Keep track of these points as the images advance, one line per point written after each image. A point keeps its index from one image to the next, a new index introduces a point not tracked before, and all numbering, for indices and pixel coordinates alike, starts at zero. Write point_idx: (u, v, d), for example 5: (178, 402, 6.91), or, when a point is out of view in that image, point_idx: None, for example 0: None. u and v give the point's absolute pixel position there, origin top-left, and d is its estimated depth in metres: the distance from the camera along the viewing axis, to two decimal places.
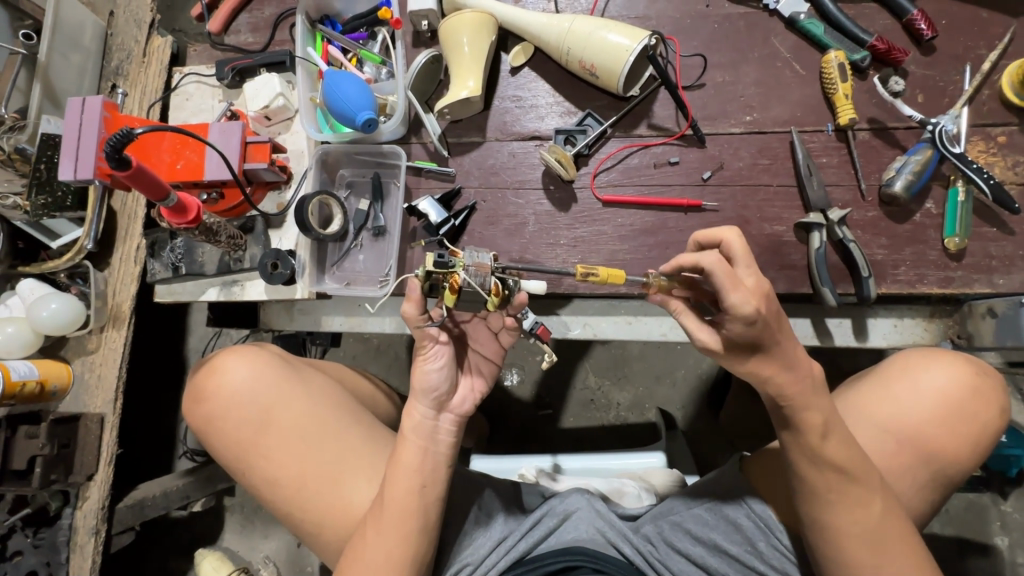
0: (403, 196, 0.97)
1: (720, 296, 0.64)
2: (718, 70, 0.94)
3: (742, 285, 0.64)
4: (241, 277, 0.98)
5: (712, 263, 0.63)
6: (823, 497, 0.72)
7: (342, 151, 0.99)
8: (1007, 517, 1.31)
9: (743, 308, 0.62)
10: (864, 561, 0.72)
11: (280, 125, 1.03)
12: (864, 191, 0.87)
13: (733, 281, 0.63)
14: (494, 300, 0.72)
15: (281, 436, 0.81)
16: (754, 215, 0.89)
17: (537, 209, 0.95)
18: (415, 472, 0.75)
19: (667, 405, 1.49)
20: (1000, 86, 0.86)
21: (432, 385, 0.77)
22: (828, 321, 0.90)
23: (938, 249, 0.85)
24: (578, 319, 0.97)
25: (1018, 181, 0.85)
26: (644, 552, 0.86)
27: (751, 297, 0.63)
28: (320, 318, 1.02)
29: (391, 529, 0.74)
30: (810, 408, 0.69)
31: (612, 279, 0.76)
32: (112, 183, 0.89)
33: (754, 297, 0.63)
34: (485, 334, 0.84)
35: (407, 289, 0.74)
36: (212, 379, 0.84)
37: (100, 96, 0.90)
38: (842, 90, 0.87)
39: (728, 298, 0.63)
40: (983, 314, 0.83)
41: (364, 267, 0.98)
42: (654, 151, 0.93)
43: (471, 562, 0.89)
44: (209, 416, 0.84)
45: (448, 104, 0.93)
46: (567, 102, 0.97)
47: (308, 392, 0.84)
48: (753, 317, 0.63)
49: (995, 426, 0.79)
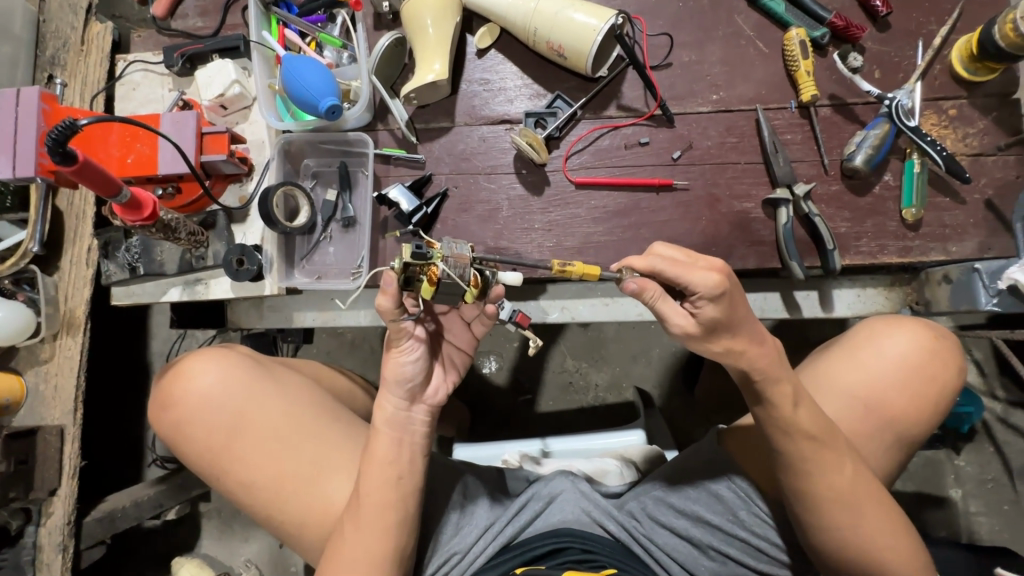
0: (372, 185, 0.94)
1: (683, 280, 0.66)
2: (684, 49, 0.94)
3: (697, 267, 0.67)
4: (204, 275, 0.94)
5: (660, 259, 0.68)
6: (797, 466, 0.75)
7: (304, 140, 0.95)
8: (960, 470, 1.40)
9: (706, 284, 0.65)
10: (836, 521, 0.75)
11: (237, 115, 0.97)
12: (827, 166, 0.90)
13: (687, 266, 0.67)
14: (472, 292, 0.70)
15: (255, 438, 0.79)
16: (723, 193, 0.91)
17: (510, 194, 0.94)
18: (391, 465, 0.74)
19: (643, 383, 1.52)
20: (950, 61, 0.89)
21: (407, 376, 0.73)
22: (795, 294, 0.92)
23: (896, 220, 0.88)
24: (556, 304, 0.97)
25: (969, 152, 0.88)
26: (629, 528, 0.90)
27: (710, 272, 0.66)
28: (291, 314, 1.00)
29: (372, 522, 0.73)
30: (774, 380, 0.72)
31: (587, 274, 0.73)
32: (57, 180, 0.84)
33: (713, 273, 0.67)
34: (458, 325, 0.81)
35: (381, 281, 0.67)
36: (178, 385, 0.80)
37: (36, 87, 0.84)
38: (804, 66, 0.88)
39: (690, 278, 0.66)
40: (940, 280, 0.86)
41: (334, 260, 0.96)
42: (624, 133, 0.93)
43: (459, 550, 0.89)
44: (177, 423, 0.80)
45: (415, 88, 0.91)
46: (536, 84, 0.96)
47: (281, 392, 0.81)
48: (718, 295, 0.66)
49: (954, 388, 0.82)
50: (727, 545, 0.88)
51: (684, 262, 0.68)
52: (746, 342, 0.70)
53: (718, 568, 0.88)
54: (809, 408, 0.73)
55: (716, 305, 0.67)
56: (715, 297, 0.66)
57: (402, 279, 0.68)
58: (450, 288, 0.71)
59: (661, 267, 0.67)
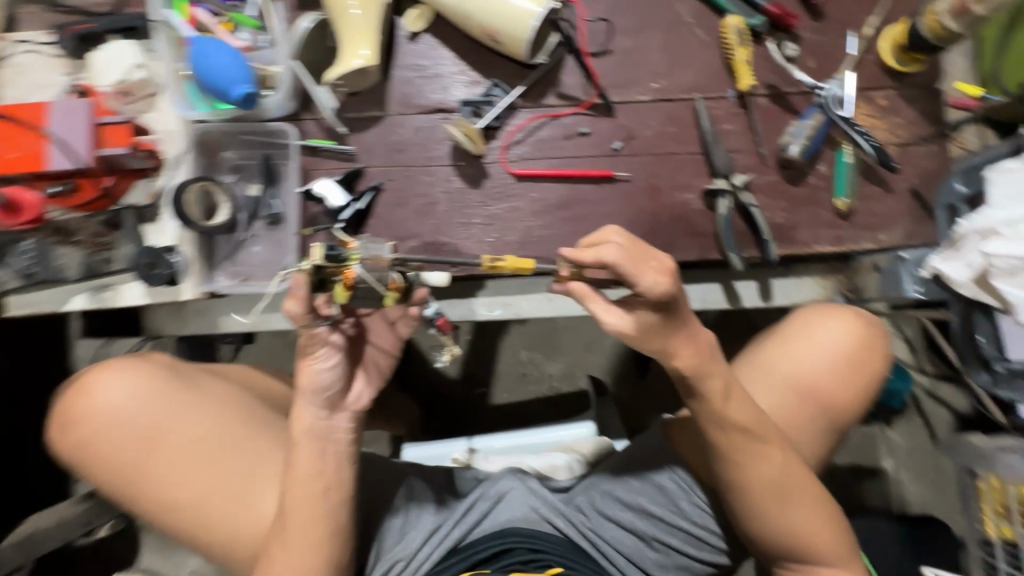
0: (297, 178, 0.88)
1: (633, 280, 0.64)
2: (623, 35, 0.92)
3: (650, 267, 0.65)
4: (114, 281, 0.85)
5: (618, 253, 0.64)
6: (734, 457, 0.76)
7: (223, 130, 0.88)
8: (891, 442, 1.50)
9: (654, 289, 0.64)
10: (767, 508, 0.77)
11: (144, 103, 0.87)
12: (764, 156, 0.90)
13: (641, 263, 0.64)
14: (392, 295, 0.67)
15: (172, 455, 0.73)
16: (664, 183, 0.90)
17: (447, 187, 0.90)
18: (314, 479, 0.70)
19: (597, 372, 1.52)
20: (880, 51, 0.90)
21: (323, 384, 0.71)
22: (736, 284, 0.93)
23: (829, 210, 0.89)
24: (498, 301, 0.94)
25: (897, 142, 0.90)
26: (576, 524, 0.89)
27: (660, 277, 0.64)
28: (216, 319, 0.93)
29: (300, 538, 0.70)
30: (710, 374, 0.72)
31: (519, 268, 0.71)
32: None
33: (664, 277, 0.65)
34: (382, 326, 0.77)
35: (291, 285, 0.66)
36: (82, 402, 0.72)
37: None
38: (741, 55, 0.88)
39: (642, 280, 0.64)
40: (870, 269, 0.92)
41: (260, 260, 0.89)
42: (564, 122, 0.90)
43: (403, 557, 0.86)
44: (83, 442, 0.73)
45: (341, 74, 0.85)
46: (472, 71, 0.91)
47: (202, 403, 0.75)
48: (665, 299, 0.65)
49: (882, 372, 0.85)
50: (669, 535, 0.89)
51: (640, 259, 0.65)
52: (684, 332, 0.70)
53: (663, 559, 0.89)
54: (740, 401, 0.74)
55: (653, 307, 0.67)
56: (661, 301, 0.66)
57: (313, 281, 0.65)
58: (368, 293, 0.67)
59: (618, 262, 0.64)
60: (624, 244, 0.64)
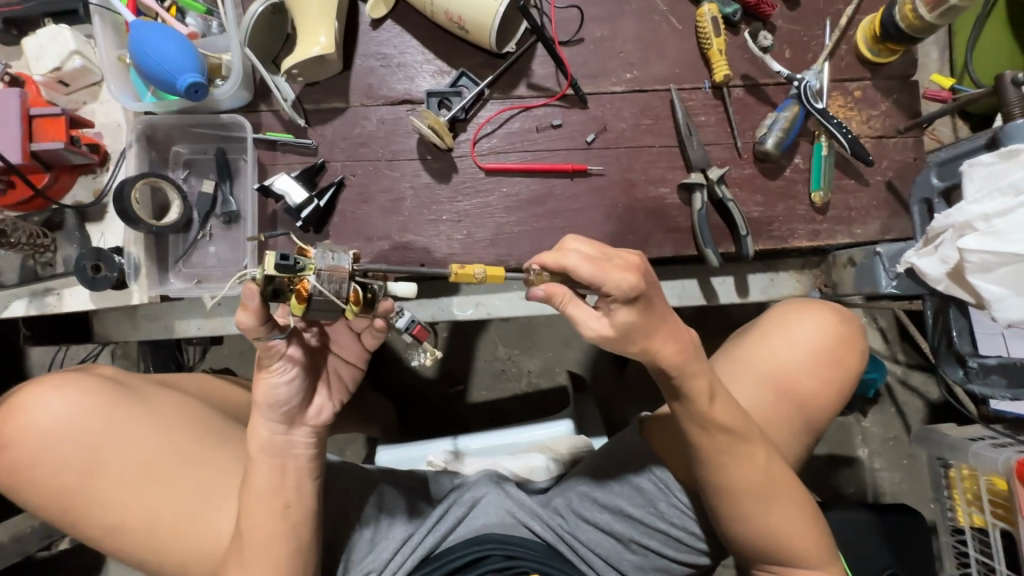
0: (255, 173, 0.83)
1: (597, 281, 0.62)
2: (596, 23, 0.88)
3: (615, 266, 0.63)
4: (56, 285, 0.80)
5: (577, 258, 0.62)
6: (710, 456, 0.75)
7: (170, 123, 0.82)
8: (867, 431, 1.50)
9: (621, 286, 0.62)
10: (744, 506, 0.76)
11: (83, 92, 0.82)
12: (740, 149, 0.88)
13: (604, 265, 0.62)
14: (352, 308, 0.62)
15: (118, 476, 0.67)
16: (639, 177, 0.87)
17: (415, 182, 0.86)
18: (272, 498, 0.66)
19: (576, 367, 1.51)
20: (855, 41, 0.89)
21: (281, 399, 0.65)
22: (712, 280, 0.91)
23: (806, 204, 0.88)
24: (470, 300, 0.91)
25: (873, 135, 0.89)
26: (554, 527, 0.87)
27: (627, 273, 0.62)
28: (171, 323, 0.88)
29: (259, 557, 0.66)
30: (687, 373, 0.71)
31: (492, 276, 0.67)
32: None
33: (631, 274, 0.62)
34: (347, 336, 0.72)
35: (241, 296, 0.60)
36: (14, 421, 0.66)
37: None
38: (716, 45, 0.85)
39: (606, 281, 0.62)
40: (846, 263, 0.88)
41: (217, 261, 0.84)
42: (535, 114, 0.87)
43: (374, 568, 0.83)
44: (16, 465, 0.67)
45: (297, 63, 0.80)
46: (438, 60, 0.87)
47: (150, 418, 0.70)
48: (633, 297, 0.62)
49: (858, 368, 0.84)
50: (648, 537, 0.87)
51: (602, 260, 0.63)
52: (667, 329, 0.68)
53: (641, 561, 0.88)
54: (724, 403, 0.73)
55: (630, 309, 0.63)
56: (630, 299, 0.63)
57: (266, 291, 0.59)
58: (326, 305, 0.62)
59: (576, 267, 0.62)
60: (587, 252, 0.63)
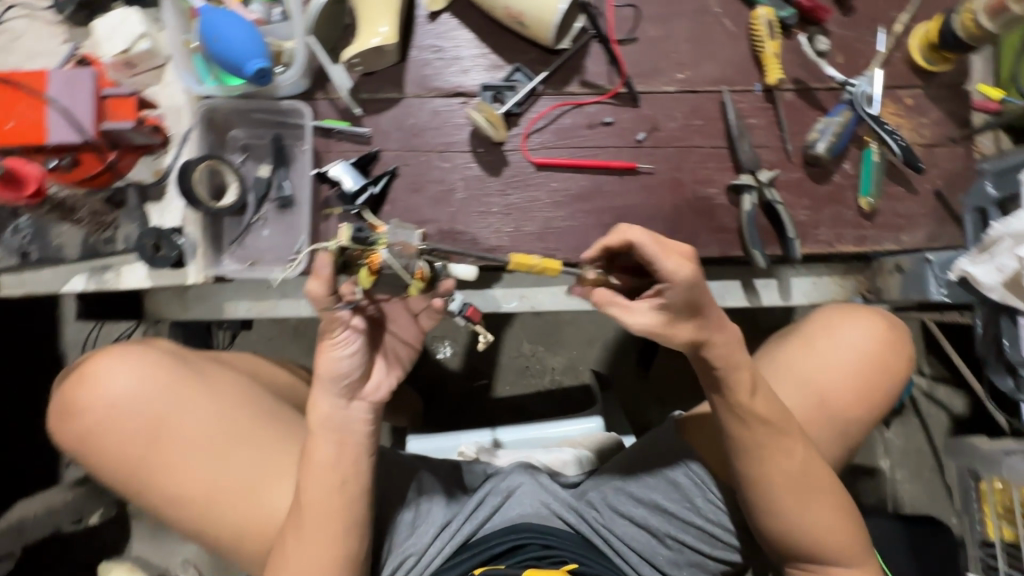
0: (310, 161, 0.85)
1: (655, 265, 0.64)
2: (650, 23, 0.89)
3: (674, 252, 0.64)
4: (114, 262, 0.81)
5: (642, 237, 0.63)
6: (753, 453, 0.75)
7: (231, 108, 0.84)
8: (889, 442, 1.51)
9: (679, 272, 0.63)
10: (790, 507, 0.76)
11: (148, 75, 0.84)
12: (790, 152, 0.88)
13: (665, 248, 0.64)
14: (417, 284, 0.66)
15: (180, 447, 0.70)
16: (687, 177, 0.88)
17: (465, 173, 0.87)
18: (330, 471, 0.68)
19: (601, 366, 1.51)
20: (909, 49, 0.89)
21: (343, 372, 0.68)
22: (755, 281, 0.91)
23: (853, 209, 0.88)
24: (514, 292, 0.92)
25: (923, 143, 0.89)
26: (588, 519, 0.88)
27: (684, 260, 0.63)
28: (221, 304, 0.89)
29: (315, 531, 0.68)
30: (737, 369, 0.72)
31: (549, 270, 0.71)
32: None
33: (688, 262, 0.64)
34: (404, 317, 0.75)
35: (314, 265, 0.63)
36: (85, 390, 0.69)
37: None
38: (770, 48, 0.86)
39: (664, 265, 0.63)
40: (892, 270, 0.88)
41: (270, 244, 0.86)
42: (586, 111, 0.88)
43: (415, 551, 0.85)
44: (86, 432, 0.69)
45: (358, 53, 0.82)
46: (493, 54, 0.88)
47: (210, 394, 0.72)
48: (690, 284, 0.63)
49: (905, 374, 0.85)
50: (684, 532, 0.88)
51: (664, 245, 0.64)
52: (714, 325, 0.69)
53: (676, 556, 0.88)
54: (764, 398, 0.73)
55: (683, 294, 0.64)
56: (686, 287, 0.63)
57: (338, 262, 0.65)
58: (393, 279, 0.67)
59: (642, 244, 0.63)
60: (648, 240, 0.64)
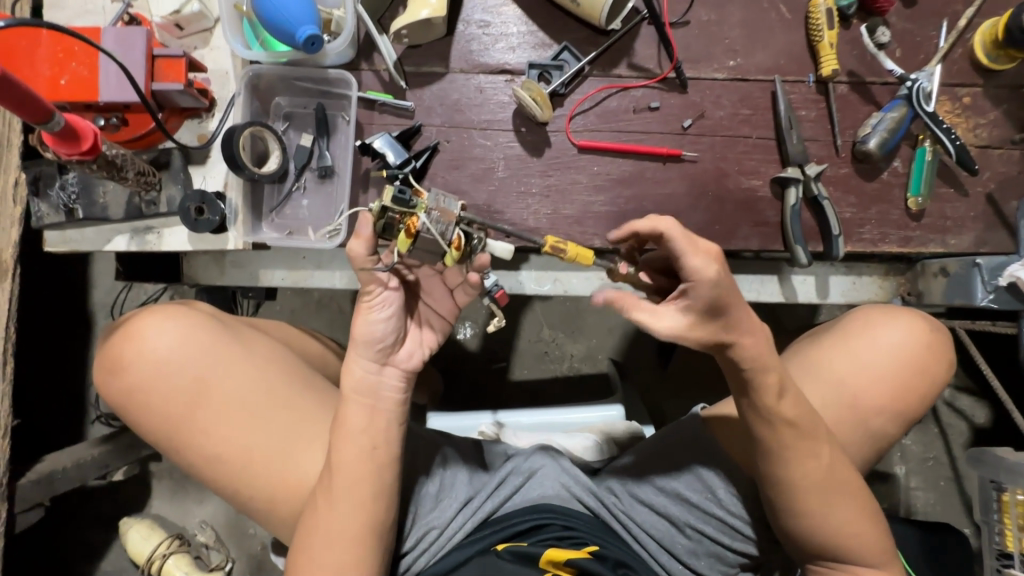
0: (353, 132, 0.84)
1: (683, 260, 0.62)
2: (704, 7, 0.87)
3: (702, 250, 0.63)
4: (156, 224, 0.82)
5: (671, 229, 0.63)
6: (783, 457, 0.74)
7: (277, 75, 0.84)
8: (906, 448, 1.45)
9: (703, 271, 0.61)
10: (817, 509, 0.76)
11: (196, 38, 0.84)
12: (839, 147, 0.86)
13: (694, 245, 0.63)
14: (453, 254, 0.67)
15: (219, 408, 0.71)
16: (731, 167, 0.86)
17: (506, 152, 0.86)
18: (363, 435, 0.69)
19: (619, 356, 1.51)
20: (972, 46, 0.86)
21: (377, 336, 0.68)
22: (793, 277, 0.90)
23: (900, 209, 0.86)
24: (549, 275, 0.92)
25: (978, 144, 0.86)
26: (608, 504, 0.89)
27: (711, 259, 0.62)
28: (257, 272, 0.90)
29: (346, 494, 0.69)
30: (769, 372, 0.71)
31: (580, 258, 0.72)
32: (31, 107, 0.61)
33: (714, 262, 0.62)
34: (440, 290, 0.75)
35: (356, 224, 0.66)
36: (130, 347, 0.70)
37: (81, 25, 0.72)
38: (828, 38, 0.83)
39: (690, 263, 0.62)
40: (936, 273, 0.86)
41: (309, 214, 0.86)
42: (633, 95, 0.86)
43: (438, 524, 0.86)
44: (130, 388, 0.71)
45: (406, 24, 0.81)
46: (541, 32, 0.87)
47: (249, 358, 0.74)
48: (715, 284, 0.61)
49: (943, 379, 0.83)
50: (705, 523, 0.88)
51: (693, 242, 0.63)
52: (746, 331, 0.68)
53: (695, 547, 0.89)
54: (793, 399, 0.73)
55: (709, 296, 0.62)
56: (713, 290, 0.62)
57: (379, 223, 0.66)
58: (428, 245, 0.68)
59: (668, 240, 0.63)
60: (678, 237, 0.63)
